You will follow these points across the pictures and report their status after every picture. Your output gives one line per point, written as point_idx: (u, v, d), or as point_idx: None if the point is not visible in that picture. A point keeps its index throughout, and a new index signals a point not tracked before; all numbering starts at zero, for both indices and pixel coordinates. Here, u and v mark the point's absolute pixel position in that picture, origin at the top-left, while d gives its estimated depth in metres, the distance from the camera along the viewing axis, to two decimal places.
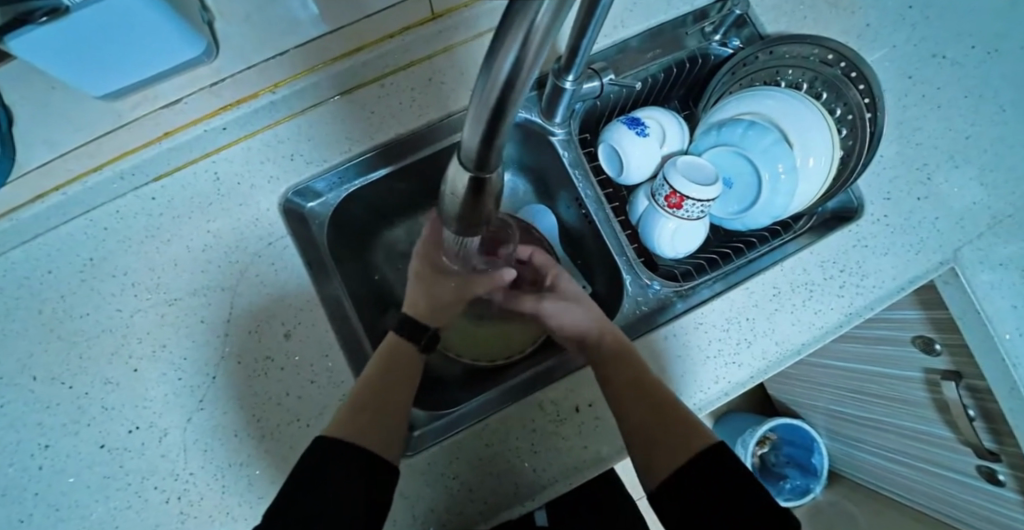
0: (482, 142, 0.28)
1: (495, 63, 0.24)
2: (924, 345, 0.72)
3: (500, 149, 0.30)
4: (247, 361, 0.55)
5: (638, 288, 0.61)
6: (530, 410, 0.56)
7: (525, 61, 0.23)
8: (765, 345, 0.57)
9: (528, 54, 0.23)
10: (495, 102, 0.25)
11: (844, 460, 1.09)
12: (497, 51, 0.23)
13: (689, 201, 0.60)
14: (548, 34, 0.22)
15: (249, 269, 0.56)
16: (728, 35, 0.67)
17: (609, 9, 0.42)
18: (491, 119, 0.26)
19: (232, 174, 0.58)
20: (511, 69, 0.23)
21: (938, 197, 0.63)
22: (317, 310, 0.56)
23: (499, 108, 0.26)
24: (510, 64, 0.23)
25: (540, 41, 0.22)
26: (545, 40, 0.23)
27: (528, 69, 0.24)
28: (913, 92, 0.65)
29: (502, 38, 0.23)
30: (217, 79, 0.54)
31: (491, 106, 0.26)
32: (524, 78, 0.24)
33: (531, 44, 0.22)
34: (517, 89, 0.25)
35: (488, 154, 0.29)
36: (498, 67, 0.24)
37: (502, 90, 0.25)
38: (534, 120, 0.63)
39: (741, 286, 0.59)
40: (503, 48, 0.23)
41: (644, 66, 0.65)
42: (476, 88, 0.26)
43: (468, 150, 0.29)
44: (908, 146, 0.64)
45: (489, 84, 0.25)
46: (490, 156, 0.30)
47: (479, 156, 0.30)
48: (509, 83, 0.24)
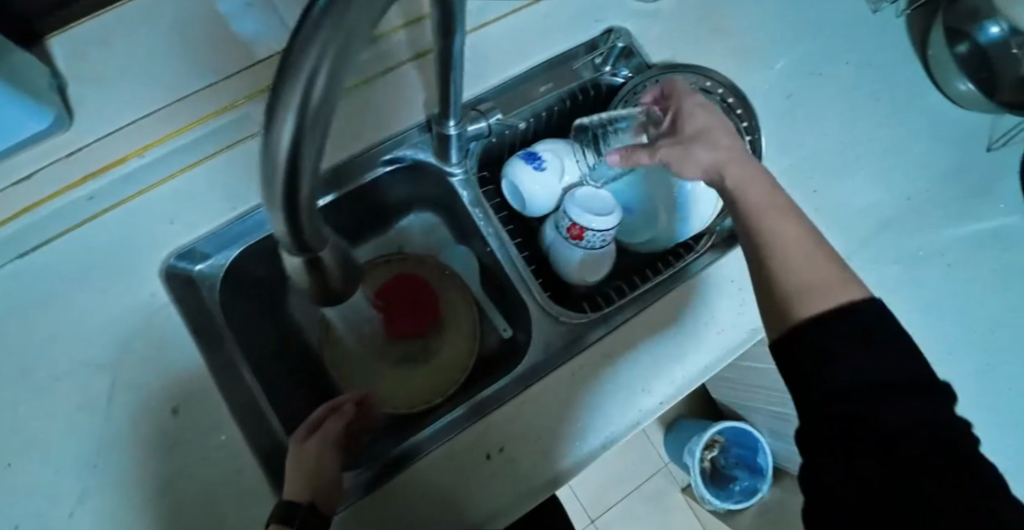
0: (289, 224, 0.27)
1: (271, 141, 0.23)
2: None
3: (314, 222, 0.28)
4: (133, 443, 0.51)
5: (545, 324, 0.60)
6: (441, 463, 0.54)
7: (304, 133, 0.22)
8: (672, 371, 0.58)
9: (303, 126, 0.22)
10: (285, 178, 0.24)
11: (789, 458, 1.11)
12: (273, 127, 0.22)
13: (589, 232, 0.60)
14: (324, 101, 0.22)
15: (132, 342, 0.53)
16: (619, 65, 0.69)
17: (464, 59, 0.41)
18: (287, 198, 0.25)
19: (107, 243, 0.55)
20: (289, 148, 0.23)
21: (828, 207, 0.65)
22: (207, 379, 0.53)
23: (293, 190, 0.25)
24: (288, 137, 0.22)
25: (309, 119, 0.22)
26: (314, 118, 0.22)
27: (310, 141, 0.23)
28: (795, 110, 0.68)
29: (275, 113, 0.22)
30: (74, 147, 0.52)
31: (282, 189, 0.25)
32: (310, 153, 0.24)
33: (306, 120, 0.22)
34: (304, 159, 0.24)
35: (303, 232, 0.28)
36: (279, 143, 0.23)
37: (289, 165, 0.24)
38: (430, 161, 0.63)
39: (645, 313, 0.60)
40: (278, 124, 0.22)
41: (539, 101, 0.66)
42: (264, 173, 0.25)
43: (282, 235, 0.28)
44: (794, 161, 0.66)
45: (274, 164, 0.24)
46: (306, 234, 0.29)
47: (292, 237, 0.29)
48: (292, 160, 0.23)
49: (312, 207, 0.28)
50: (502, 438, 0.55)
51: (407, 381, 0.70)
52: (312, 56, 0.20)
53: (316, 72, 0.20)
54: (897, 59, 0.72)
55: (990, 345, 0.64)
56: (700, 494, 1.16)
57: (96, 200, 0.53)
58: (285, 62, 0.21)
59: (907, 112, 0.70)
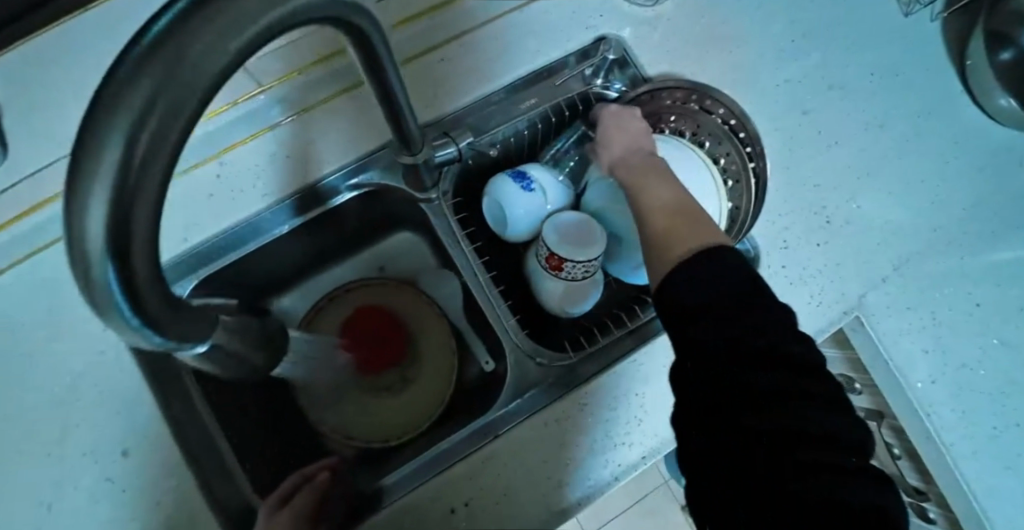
0: (140, 330, 0.23)
1: (83, 230, 0.19)
2: (847, 384, 0.73)
3: (176, 310, 0.25)
4: (83, 488, 0.49)
5: (520, 368, 0.55)
6: (404, 519, 0.51)
7: (121, 215, 0.19)
8: (658, 422, 0.53)
9: (120, 210, 0.19)
10: (111, 272, 0.20)
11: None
12: (78, 215, 0.19)
13: (568, 264, 0.56)
14: (139, 179, 0.19)
15: (83, 382, 0.51)
16: (611, 77, 0.62)
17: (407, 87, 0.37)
18: (125, 293, 0.21)
19: (57, 276, 0.52)
20: (105, 238, 0.19)
21: (839, 241, 0.59)
22: (157, 421, 0.51)
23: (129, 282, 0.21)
24: (98, 222, 0.19)
25: (128, 204, 0.19)
26: (130, 201, 0.19)
27: (137, 224, 0.20)
28: (808, 128, 0.62)
29: (77, 195, 0.19)
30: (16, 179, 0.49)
31: (108, 289, 0.21)
32: (140, 237, 0.20)
33: (128, 200, 0.19)
34: (130, 245, 0.20)
35: (164, 331, 0.25)
36: (88, 233, 0.19)
37: (113, 255, 0.20)
38: (399, 187, 0.58)
39: (630, 358, 0.54)
40: (84, 214, 0.19)
41: (518, 118, 0.60)
42: (76, 269, 0.21)
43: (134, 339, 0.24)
44: (805, 186, 0.60)
45: (92, 262, 0.20)
46: (166, 330, 0.25)
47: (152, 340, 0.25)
48: (115, 248, 0.20)
49: (167, 299, 0.24)
50: (471, 492, 0.51)
51: (382, 413, 0.67)
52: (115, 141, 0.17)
53: (120, 145, 0.17)
54: (926, 70, 0.64)
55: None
56: None
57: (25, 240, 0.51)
58: (85, 138, 0.18)
59: (934, 132, 0.63)
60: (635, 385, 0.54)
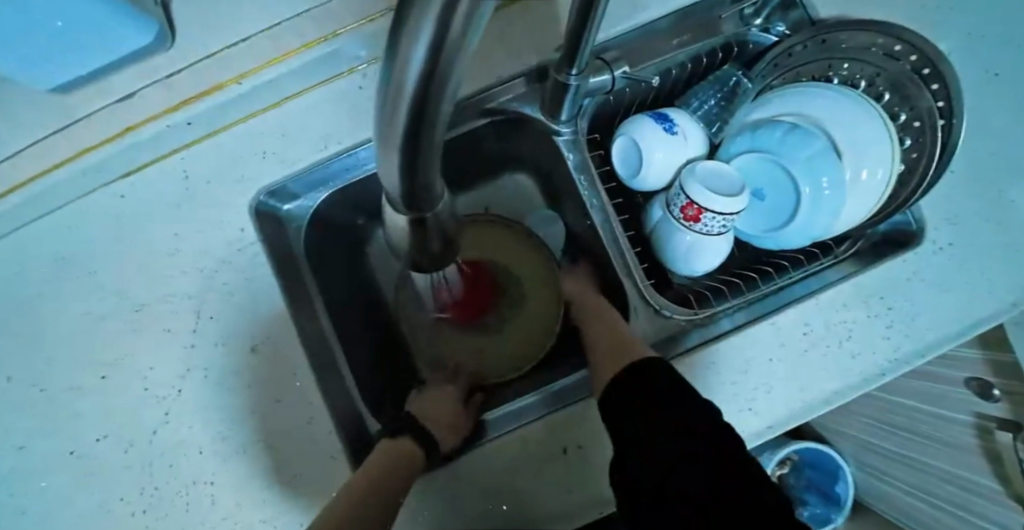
0: (405, 178, 0.22)
1: (392, 86, 0.16)
2: (980, 389, 0.65)
3: (431, 180, 0.22)
4: (213, 375, 0.52)
5: (648, 315, 0.54)
6: (508, 448, 0.51)
7: (439, 71, 0.15)
8: (790, 393, 0.49)
9: (440, 63, 0.15)
10: (406, 123, 0.17)
11: (872, 491, 0.98)
12: (395, 56, 0.15)
13: (708, 214, 0.51)
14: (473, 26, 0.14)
15: (217, 277, 0.52)
16: (772, 19, 0.57)
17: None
18: (407, 147, 0.19)
19: (201, 172, 0.53)
20: (414, 100, 0.16)
21: (1017, 222, 0.52)
22: (285, 322, 0.52)
23: (411, 146, 0.19)
24: (415, 72, 0.15)
25: (446, 67, 0.15)
26: (455, 62, 0.15)
27: (440, 92, 0.16)
28: (998, 93, 0.54)
29: (402, 34, 0.15)
30: (177, 69, 0.48)
31: (400, 141, 0.18)
32: (439, 106, 0.17)
33: (436, 70, 0.15)
34: (435, 101, 0.16)
35: (417, 188, 0.23)
36: (400, 80, 0.16)
37: (412, 109, 0.17)
38: (537, 117, 0.55)
39: (765, 320, 0.51)
40: (398, 72, 0.15)
41: (668, 56, 0.56)
42: (381, 120, 0.18)
43: (393, 188, 0.23)
44: (985, 159, 0.53)
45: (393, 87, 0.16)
46: (422, 188, 0.23)
47: (405, 194, 0.23)
48: (417, 112, 0.17)
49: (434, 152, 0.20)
50: (581, 434, 0.50)
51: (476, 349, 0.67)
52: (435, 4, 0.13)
53: None
54: None
55: None
56: None
57: (160, 144, 0.51)
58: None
59: None
60: (763, 351, 0.50)
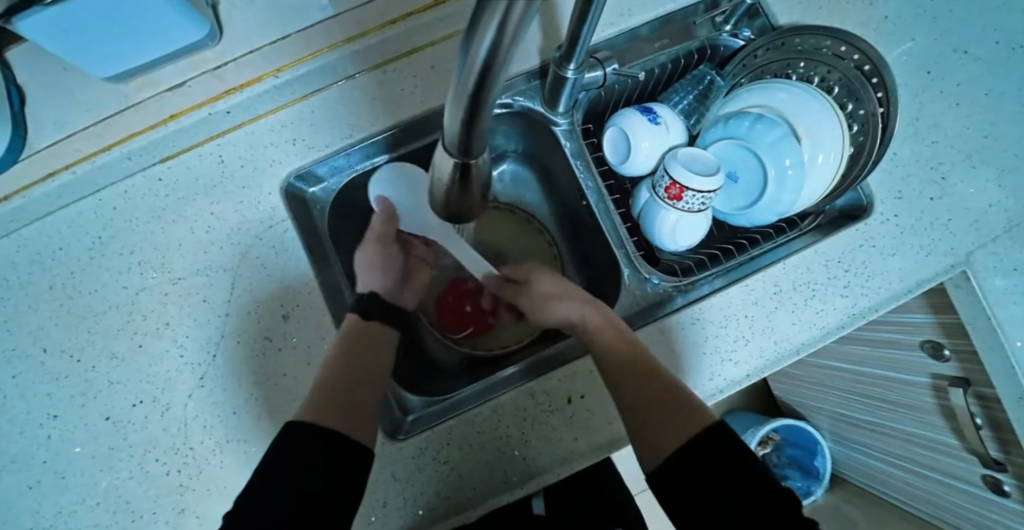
0: (462, 130, 0.28)
1: (473, 43, 0.22)
2: (933, 351, 0.72)
3: (483, 134, 0.29)
4: (246, 341, 0.56)
5: (636, 282, 0.60)
6: (521, 400, 0.56)
7: (502, 45, 0.22)
8: (763, 344, 0.57)
9: (504, 39, 0.22)
10: (473, 83, 0.24)
11: (867, 475, 1.04)
12: (474, 32, 0.22)
13: (689, 193, 0.59)
14: (524, 19, 0.21)
15: (250, 252, 0.57)
16: (740, 26, 0.65)
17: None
18: (470, 102, 0.25)
19: (235, 156, 0.59)
20: (488, 54, 0.22)
21: (953, 197, 0.61)
22: (315, 293, 0.57)
23: (477, 94, 0.25)
24: (486, 45, 0.22)
25: (514, 27, 0.21)
26: (519, 25, 0.21)
27: (508, 50, 0.22)
28: (931, 88, 0.63)
29: (479, 19, 0.22)
30: (221, 63, 0.55)
31: (470, 88, 0.25)
32: (501, 63, 0.23)
33: (506, 32, 0.21)
34: (497, 66, 0.23)
35: (471, 140, 0.29)
36: (475, 48, 0.22)
37: (480, 72, 0.23)
38: (536, 109, 0.63)
39: (741, 282, 0.58)
40: (480, 29, 0.22)
41: (651, 56, 0.64)
42: (458, 75, 0.25)
43: (450, 137, 0.29)
44: (922, 143, 0.62)
45: (466, 58, 0.23)
46: (473, 141, 0.29)
47: (458, 144, 0.29)
48: (488, 64, 0.23)
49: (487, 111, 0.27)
50: (585, 386, 0.56)
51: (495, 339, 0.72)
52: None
53: None
54: None
55: None
56: None
57: (191, 132, 0.56)
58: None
59: None
60: (739, 310, 0.57)
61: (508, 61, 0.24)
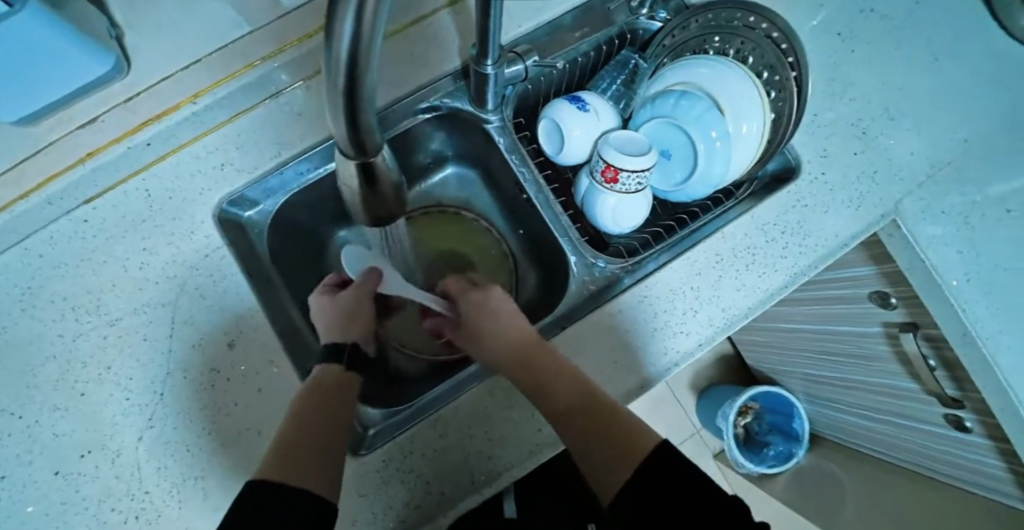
0: (350, 130, 0.28)
1: (335, 37, 0.22)
2: (881, 300, 0.74)
3: (373, 129, 0.29)
4: (193, 375, 0.55)
5: (584, 268, 0.61)
6: (479, 399, 0.56)
7: (364, 33, 0.22)
8: (711, 313, 0.58)
9: (364, 26, 0.22)
10: (345, 79, 0.24)
11: (842, 432, 1.06)
12: (333, 23, 0.22)
13: (624, 174, 0.59)
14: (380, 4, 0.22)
15: (189, 283, 0.56)
16: (656, 7, 0.67)
17: None
18: (348, 99, 0.25)
19: (163, 189, 0.58)
20: (351, 43, 0.22)
21: (876, 150, 0.63)
22: (259, 319, 0.56)
23: (352, 91, 0.25)
24: (348, 35, 0.22)
25: (372, 10, 0.22)
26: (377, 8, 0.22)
27: (371, 38, 0.23)
28: (843, 48, 0.66)
29: (335, 9, 0.22)
30: (132, 94, 0.53)
31: (342, 85, 0.24)
32: (370, 51, 0.23)
33: (365, 19, 0.22)
34: (365, 57, 0.23)
35: (363, 137, 0.29)
36: (337, 42, 0.22)
37: (349, 68, 0.24)
38: (465, 108, 0.63)
39: (683, 256, 0.59)
40: (338, 19, 0.22)
41: (573, 46, 0.65)
42: (329, 73, 0.24)
43: (340, 140, 0.29)
44: (841, 102, 0.64)
45: (332, 54, 0.23)
46: (366, 138, 0.29)
47: (351, 146, 0.29)
48: (353, 54, 0.23)
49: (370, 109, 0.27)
50: None
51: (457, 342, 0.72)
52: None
53: None
54: None
55: None
56: (733, 457, 1.18)
57: (115, 169, 0.55)
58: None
59: (966, 50, 0.67)
60: (683, 285, 0.58)
61: (376, 48, 0.24)
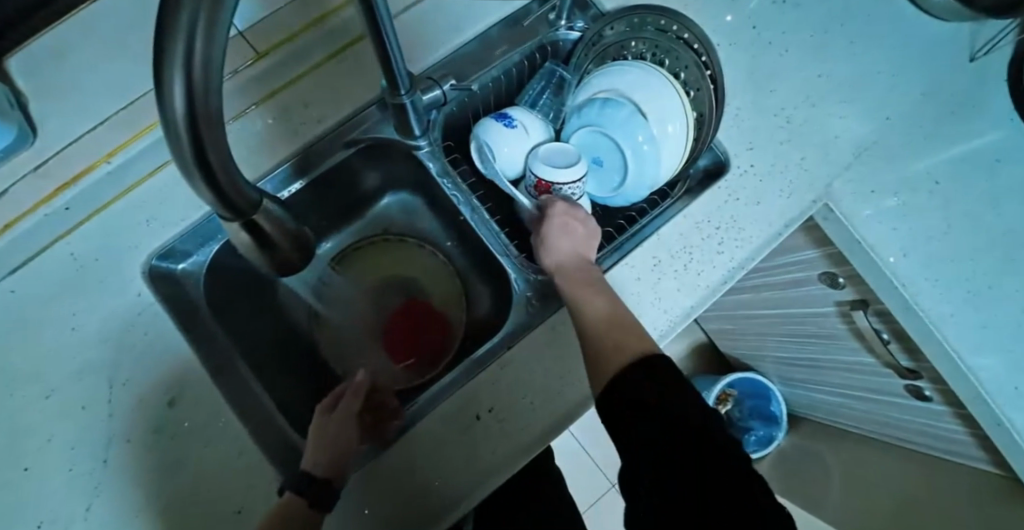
0: (216, 194, 0.27)
1: (168, 108, 0.22)
2: (830, 281, 0.74)
3: (244, 188, 0.28)
4: (137, 438, 0.53)
5: (526, 284, 0.61)
6: (430, 429, 0.55)
7: (198, 102, 0.22)
8: (655, 316, 0.58)
9: (196, 94, 0.22)
10: (191, 148, 0.24)
11: (818, 410, 1.07)
12: (163, 96, 0.22)
13: (556, 186, 0.60)
14: (208, 70, 0.22)
15: (125, 344, 0.55)
16: (574, 18, 0.68)
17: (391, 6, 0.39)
18: (202, 166, 0.25)
19: (88, 252, 0.57)
20: (185, 113, 0.22)
21: (801, 137, 0.64)
22: (200, 373, 0.55)
23: (202, 158, 0.25)
24: (180, 106, 0.22)
25: (200, 78, 0.22)
26: (206, 75, 0.22)
27: (208, 103, 0.23)
28: (761, 40, 0.67)
29: (161, 82, 0.21)
30: (43, 159, 0.54)
31: (190, 156, 0.24)
32: (211, 116, 0.23)
33: (195, 87, 0.22)
34: (206, 124, 0.23)
35: (234, 198, 0.28)
36: (171, 113, 0.22)
37: (192, 137, 0.23)
38: (393, 137, 0.63)
39: (622, 263, 0.59)
40: (167, 91, 0.22)
41: (498, 63, 0.66)
42: (172, 145, 0.24)
43: (210, 206, 0.28)
44: (763, 93, 0.65)
45: (171, 125, 0.23)
46: (238, 199, 0.29)
47: (224, 209, 0.29)
48: (192, 124, 0.23)
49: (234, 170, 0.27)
50: (490, 399, 0.56)
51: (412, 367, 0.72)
52: (183, 27, 0.20)
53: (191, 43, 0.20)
54: None
55: (978, 274, 0.61)
56: None
57: (36, 236, 0.55)
58: (161, 30, 0.21)
59: (879, 30, 0.68)
60: (625, 291, 0.59)
61: (219, 112, 0.24)
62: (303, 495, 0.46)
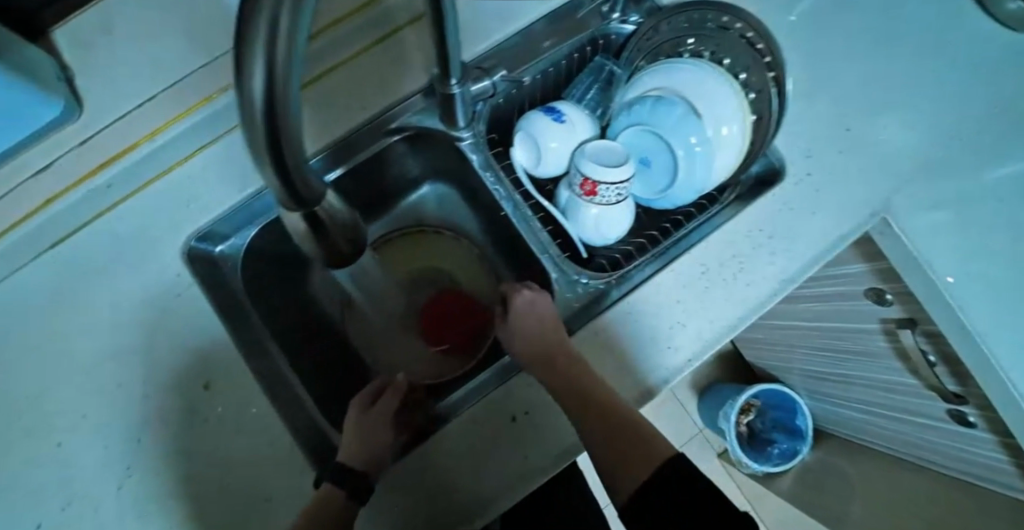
0: (283, 184, 0.26)
1: (246, 93, 0.21)
2: (877, 297, 0.71)
3: (309, 177, 0.27)
4: (170, 419, 0.53)
5: (567, 284, 0.60)
6: (464, 428, 0.54)
7: (278, 87, 0.21)
8: (699, 326, 0.56)
9: (277, 80, 0.20)
10: (266, 136, 0.22)
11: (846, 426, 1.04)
12: (242, 80, 0.20)
13: (603, 187, 0.57)
14: (290, 54, 0.20)
15: (161, 323, 0.55)
16: (628, 11, 0.66)
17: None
18: (272, 156, 0.23)
19: (130, 229, 0.56)
20: (264, 100, 0.21)
21: (862, 147, 0.61)
22: (235, 358, 0.55)
23: (274, 147, 0.23)
24: (259, 92, 0.20)
25: (282, 62, 0.20)
26: (288, 60, 0.20)
27: (287, 88, 0.21)
28: (823, 44, 0.64)
29: (241, 65, 0.20)
30: (86, 135, 0.53)
31: (262, 145, 0.23)
32: (288, 104, 0.22)
33: (276, 72, 0.20)
34: (283, 111, 0.22)
35: (299, 188, 0.27)
36: (248, 98, 0.21)
37: (267, 124, 0.22)
38: (437, 127, 0.61)
39: (668, 269, 0.57)
40: (246, 75, 0.20)
41: (544, 56, 0.64)
42: (245, 131, 0.22)
43: (274, 194, 0.27)
44: (823, 99, 0.62)
45: (246, 112, 0.21)
46: (303, 188, 0.27)
47: (289, 199, 0.27)
48: (269, 111, 0.21)
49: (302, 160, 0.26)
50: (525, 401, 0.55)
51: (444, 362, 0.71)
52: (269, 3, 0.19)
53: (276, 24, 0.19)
54: None
55: None
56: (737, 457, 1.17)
57: (78, 211, 0.54)
58: (245, 6, 0.19)
59: (949, 38, 0.65)
60: (669, 298, 0.57)
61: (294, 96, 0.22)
62: (340, 486, 0.47)
